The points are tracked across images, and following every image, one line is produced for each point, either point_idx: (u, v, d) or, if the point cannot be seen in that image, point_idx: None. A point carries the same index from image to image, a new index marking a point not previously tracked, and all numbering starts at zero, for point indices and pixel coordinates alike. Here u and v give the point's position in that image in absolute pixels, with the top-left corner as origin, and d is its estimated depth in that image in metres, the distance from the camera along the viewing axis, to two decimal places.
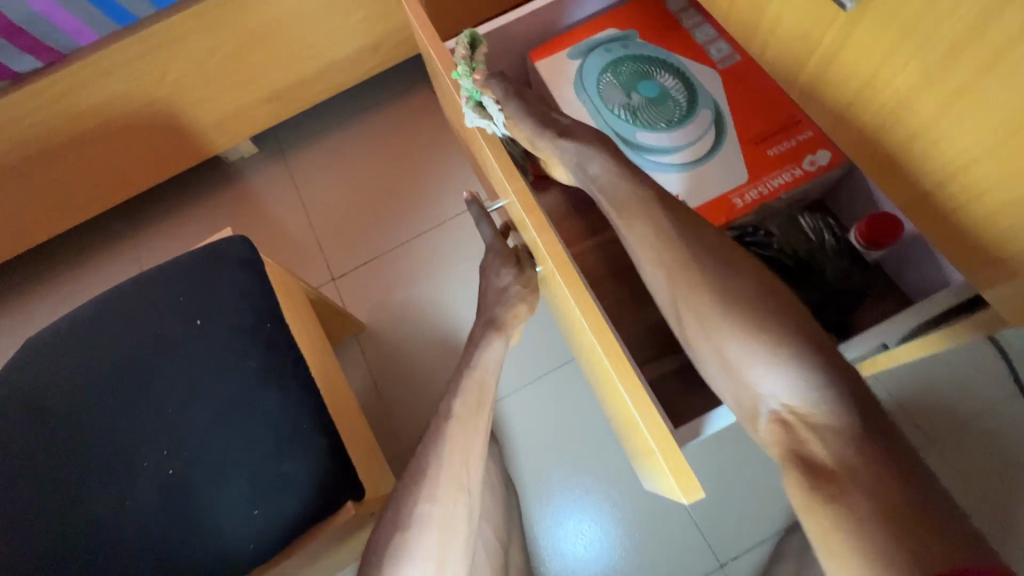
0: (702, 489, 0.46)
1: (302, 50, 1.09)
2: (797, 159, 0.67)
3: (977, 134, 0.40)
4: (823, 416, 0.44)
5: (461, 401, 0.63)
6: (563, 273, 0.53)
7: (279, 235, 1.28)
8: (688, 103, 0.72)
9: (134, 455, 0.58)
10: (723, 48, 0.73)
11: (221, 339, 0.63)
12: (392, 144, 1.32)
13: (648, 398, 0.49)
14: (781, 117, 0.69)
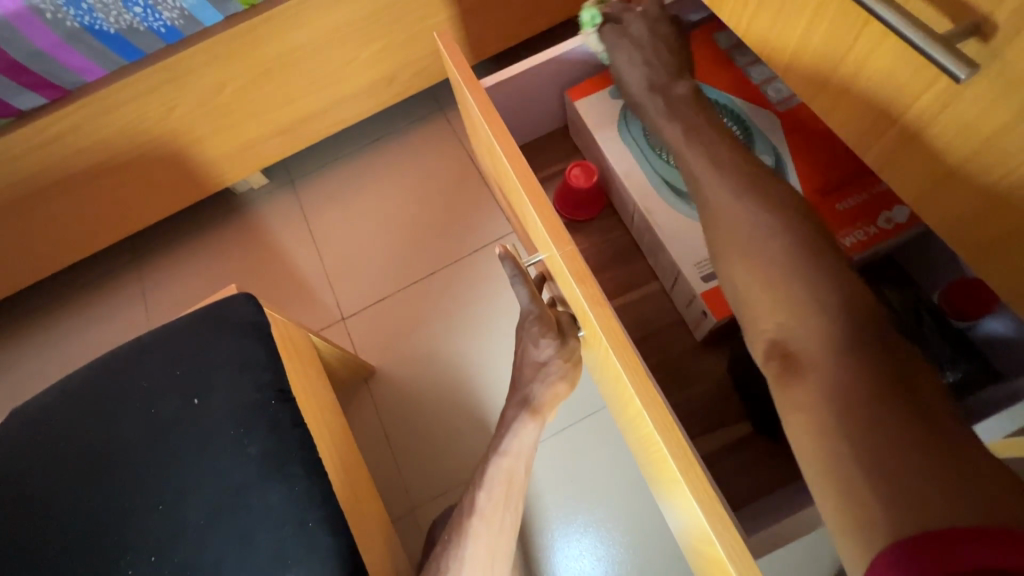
0: None
1: (315, 84, 1.04)
2: (872, 214, 0.60)
3: None
4: (806, 318, 0.40)
5: (495, 485, 0.55)
6: (618, 353, 0.47)
7: (290, 270, 1.22)
8: (745, 151, 0.65)
9: (119, 557, 0.51)
10: (784, 89, 0.66)
11: (217, 420, 0.56)
12: (410, 175, 1.26)
13: (723, 513, 0.41)
14: (852, 168, 0.61)
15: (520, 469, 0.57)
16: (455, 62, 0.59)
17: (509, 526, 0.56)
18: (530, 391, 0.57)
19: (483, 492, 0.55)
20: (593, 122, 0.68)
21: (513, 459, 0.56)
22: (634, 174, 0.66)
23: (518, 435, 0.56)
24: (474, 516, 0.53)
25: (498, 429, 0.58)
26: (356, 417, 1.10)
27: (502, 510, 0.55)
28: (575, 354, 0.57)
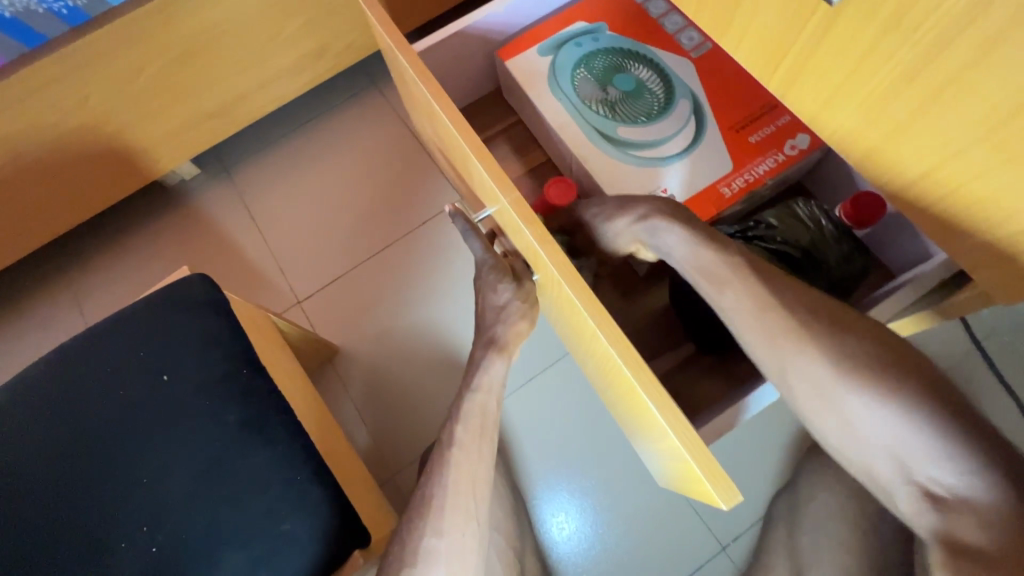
0: (736, 490, 0.45)
1: (240, 63, 1.01)
2: (779, 144, 0.67)
3: (954, 131, 0.39)
4: (976, 492, 0.43)
5: (471, 418, 0.58)
6: (568, 281, 0.50)
7: (238, 259, 1.20)
8: (666, 95, 0.70)
9: (106, 536, 0.51)
10: (695, 35, 0.71)
11: (187, 395, 0.56)
12: (349, 153, 1.25)
13: (675, 407, 0.46)
14: (758, 104, 0.68)
15: (492, 404, 0.60)
16: (384, 26, 0.60)
17: (488, 455, 0.59)
18: (495, 334, 0.60)
19: (460, 425, 0.58)
20: (525, 78, 0.71)
21: (486, 394, 0.59)
22: (568, 126, 0.69)
23: (487, 372, 0.59)
24: (454, 448, 0.57)
25: (467, 371, 0.61)
26: (326, 396, 1.10)
27: (480, 440, 0.58)
28: (532, 296, 0.60)
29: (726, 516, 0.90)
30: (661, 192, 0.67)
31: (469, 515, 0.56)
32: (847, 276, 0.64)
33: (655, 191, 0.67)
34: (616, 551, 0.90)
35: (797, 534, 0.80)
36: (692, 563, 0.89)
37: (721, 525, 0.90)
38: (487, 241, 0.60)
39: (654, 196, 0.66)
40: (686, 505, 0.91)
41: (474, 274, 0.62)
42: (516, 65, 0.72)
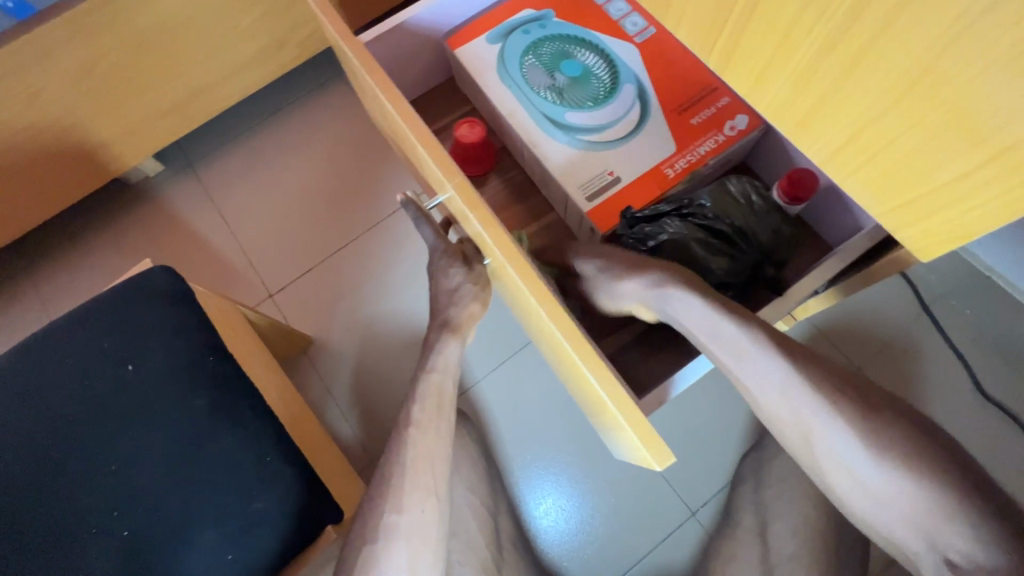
0: (669, 452, 0.47)
1: (199, 55, 1.00)
2: (719, 124, 0.70)
3: (868, 103, 0.42)
4: (999, 563, 0.45)
5: (428, 399, 0.61)
6: (510, 261, 0.53)
7: (207, 254, 1.19)
8: (612, 80, 0.73)
9: (81, 521, 0.53)
10: (639, 22, 0.74)
11: (157, 383, 0.58)
12: (314, 144, 1.25)
13: (613, 379, 0.49)
14: (699, 86, 0.72)
15: (449, 385, 0.63)
16: (330, 20, 0.61)
17: (445, 433, 0.62)
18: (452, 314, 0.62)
19: (417, 404, 0.61)
20: (476, 67, 0.74)
21: (443, 374, 0.62)
22: (517, 112, 0.72)
23: (442, 352, 0.62)
24: (413, 426, 0.60)
25: (424, 352, 0.63)
26: (302, 386, 1.11)
27: (437, 418, 0.61)
28: (485, 278, 0.63)
29: (693, 483, 0.91)
30: (609, 174, 0.70)
31: (430, 489, 0.59)
32: (776, 245, 0.69)
33: (602, 174, 0.70)
34: (590, 523, 0.89)
35: (760, 491, 0.84)
36: (663, 529, 0.89)
37: (690, 492, 0.91)
38: (439, 230, 0.63)
39: (602, 179, 0.70)
40: (656, 476, 0.91)
41: (429, 259, 0.65)
42: (467, 55, 0.74)
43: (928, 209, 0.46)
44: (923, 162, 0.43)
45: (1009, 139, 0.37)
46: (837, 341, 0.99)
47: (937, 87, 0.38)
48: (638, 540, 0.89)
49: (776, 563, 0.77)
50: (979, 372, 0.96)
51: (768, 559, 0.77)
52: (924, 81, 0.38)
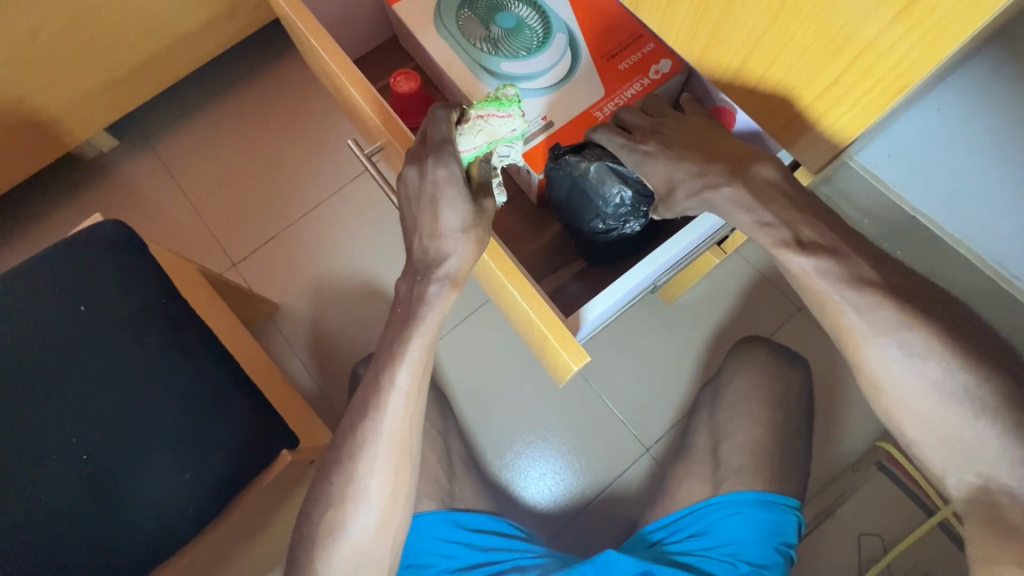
0: (583, 351, 0.52)
1: (148, 25, 0.99)
2: (645, 70, 0.73)
3: (754, 22, 0.50)
4: None
5: (432, 297, 0.54)
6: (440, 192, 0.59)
7: (167, 227, 1.19)
8: (544, 30, 0.75)
9: (43, 455, 0.55)
10: None
11: (113, 326, 0.61)
12: (270, 112, 1.26)
13: (536, 294, 0.54)
14: (628, 34, 0.74)
15: (454, 292, 0.55)
16: None
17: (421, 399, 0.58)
18: (435, 217, 0.54)
19: (400, 371, 0.54)
20: (416, 22, 0.77)
21: (457, 287, 0.55)
22: (454, 63, 0.75)
23: (452, 256, 0.53)
24: (394, 391, 0.55)
25: (415, 280, 0.55)
26: (269, 350, 1.13)
27: (415, 391, 0.56)
28: None
29: (647, 420, 0.95)
30: (542, 119, 0.73)
31: (400, 441, 0.57)
32: None
33: (536, 119, 0.73)
34: (574, 471, 0.94)
35: (715, 416, 0.86)
36: (621, 465, 0.94)
37: (645, 430, 0.95)
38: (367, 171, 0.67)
39: (535, 123, 0.72)
40: (614, 420, 0.96)
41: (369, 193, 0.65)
42: (405, 11, 0.77)
43: (815, 116, 0.54)
44: (803, 70, 0.50)
45: (864, 43, 0.44)
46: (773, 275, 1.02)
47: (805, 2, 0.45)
48: (603, 478, 0.94)
49: (725, 476, 0.78)
50: None
51: (718, 472, 0.79)
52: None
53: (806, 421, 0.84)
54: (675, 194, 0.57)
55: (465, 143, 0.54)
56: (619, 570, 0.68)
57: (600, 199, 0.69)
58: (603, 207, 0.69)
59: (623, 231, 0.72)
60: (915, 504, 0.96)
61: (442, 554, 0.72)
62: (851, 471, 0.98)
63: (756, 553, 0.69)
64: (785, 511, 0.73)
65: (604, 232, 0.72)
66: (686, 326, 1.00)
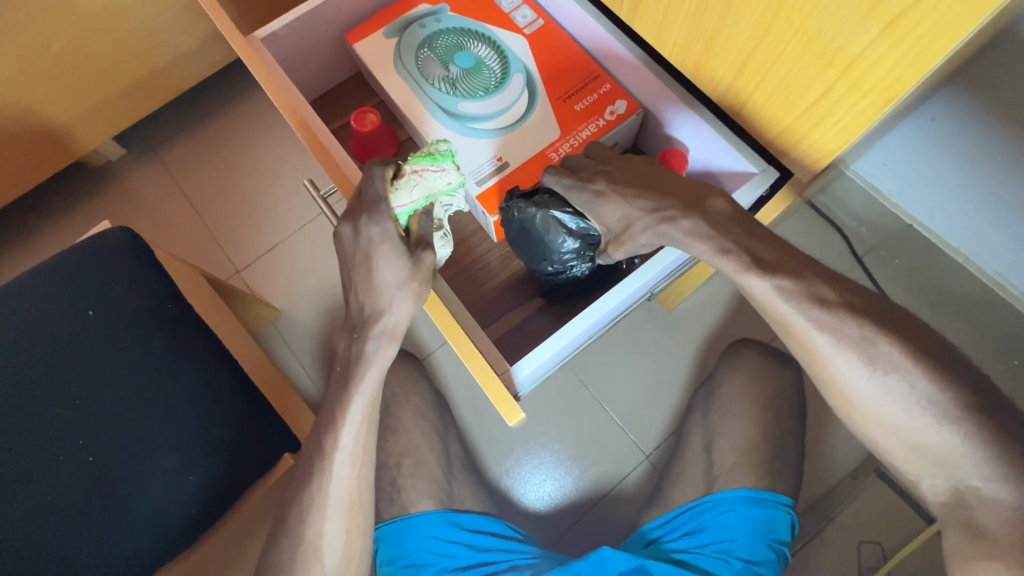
0: (518, 409, 0.55)
1: (155, 38, 1.00)
2: (600, 110, 0.75)
3: (746, 36, 0.52)
4: None
5: (369, 356, 0.52)
6: None
7: (172, 235, 1.21)
8: (502, 71, 0.77)
9: (51, 457, 0.56)
10: (528, 14, 0.79)
11: (119, 331, 0.62)
12: (271, 121, 1.27)
13: (476, 352, 0.57)
14: (584, 75, 0.76)
15: (392, 347, 0.53)
16: (223, 24, 0.70)
17: (370, 459, 0.57)
18: (370, 272, 0.53)
19: (343, 435, 0.53)
20: (412, 35, 0.79)
21: (394, 339, 0.53)
22: (448, 76, 0.77)
23: (389, 312, 0.52)
24: (340, 453, 0.54)
25: (353, 337, 0.54)
26: (272, 356, 1.14)
27: (361, 452, 0.55)
28: None
29: (646, 427, 0.96)
30: (496, 159, 0.74)
31: (352, 502, 0.56)
32: None
33: (490, 160, 0.74)
34: (573, 478, 0.95)
35: (709, 417, 0.87)
36: (621, 473, 0.94)
37: (644, 437, 0.96)
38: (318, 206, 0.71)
39: (489, 164, 0.73)
40: (613, 426, 0.96)
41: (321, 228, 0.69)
42: (401, 26, 0.79)
43: (803, 128, 0.56)
44: (792, 85, 0.52)
45: (851, 56, 0.46)
46: None
47: (793, 17, 0.47)
48: (602, 485, 0.94)
49: (719, 474, 0.78)
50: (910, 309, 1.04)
51: (712, 470, 0.79)
52: (781, 13, 0.47)
53: (798, 421, 0.84)
54: (629, 231, 0.56)
55: (402, 198, 0.54)
56: (614, 568, 0.68)
57: (547, 249, 0.66)
58: (552, 256, 0.67)
59: (572, 275, 0.69)
60: (914, 512, 0.96)
61: (438, 552, 0.73)
62: (850, 479, 0.98)
63: (748, 549, 0.70)
64: (778, 509, 0.74)
65: (556, 277, 0.70)
66: (683, 333, 1.00)
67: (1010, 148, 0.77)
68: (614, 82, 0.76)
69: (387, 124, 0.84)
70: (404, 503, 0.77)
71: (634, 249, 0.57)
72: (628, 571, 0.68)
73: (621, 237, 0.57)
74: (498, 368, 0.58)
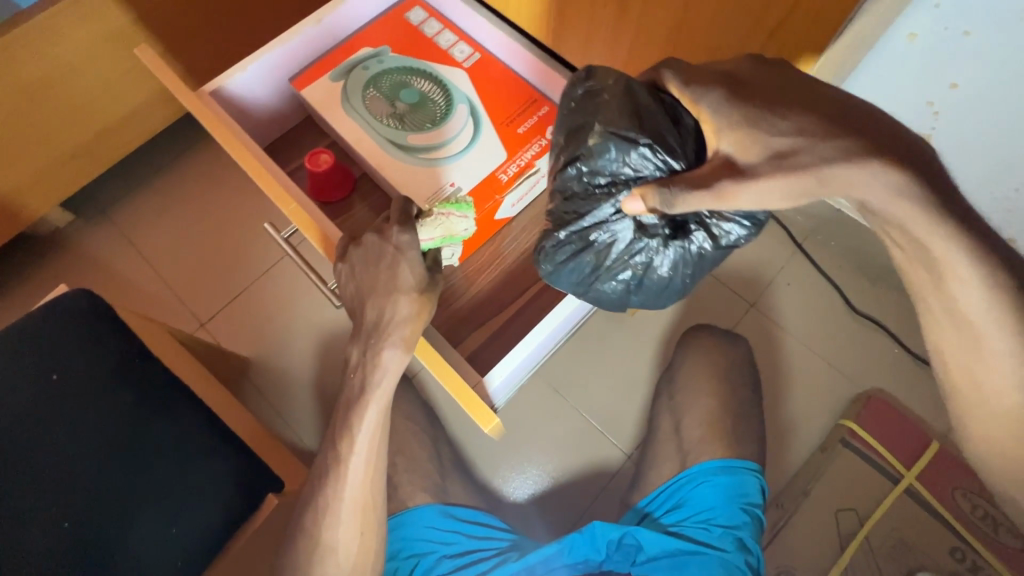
0: (490, 414, 0.57)
1: (99, 100, 1.00)
2: (540, 132, 0.81)
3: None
4: None
5: (384, 363, 0.56)
6: None
7: (131, 295, 1.19)
8: (447, 103, 0.82)
9: (26, 527, 0.55)
10: (465, 49, 0.85)
11: (87, 392, 0.61)
12: (222, 172, 1.27)
13: (445, 361, 0.59)
14: (522, 101, 0.82)
15: (406, 356, 0.57)
16: (170, 80, 0.72)
17: (383, 461, 0.62)
18: (393, 276, 0.58)
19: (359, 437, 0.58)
20: (356, 78, 0.82)
21: (403, 346, 0.56)
22: (395, 113, 0.81)
23: (403, 321, 0.57)
24: (356, 461, 0.59)
25: (368, 343, 0.58)
26: (247, 405, 1.13)
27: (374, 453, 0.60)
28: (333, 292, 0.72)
29: (621, 424, 0.99)
30: (450, 184, 0.78)
31: (365, 505, 0.61)
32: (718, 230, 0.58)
33: (445, 185, 0.78)
34: (557, 480, 0.97)
35: (672, 399, 0.92)
36: (604, 476, 0.97)
37: (620, 434, 0.99)
38: (280, 241, 0.73)
39: (445, 189, 0.77)
40: (590, 429, 0.99)
41: (286, 267, 0.71)
42: (343, 70, 0.83)
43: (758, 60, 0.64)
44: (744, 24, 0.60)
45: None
46: (719, 274, 1.11)
47: None
48: (586, 485, 0.97)
49: (690, 451, 0.83)
50: (849, 285, 1.11)
51: (683, 448, 0.85)
52: None
53: (752, 391, 0.91)
54: (784, 162, 0.45)
55: (426, 232, 0.63)
56: (606, 537, 0.73)
57: (593, 150, 0.57)
58: (590, 162, 0.57)
59: (591, 199, 0.58)
60: (883, 475, 1.01)
61: (438, 541, 0.78)
62: (820, 451, 1.03)
63: (725, 516, 0.76)
64: (747, 475, 0.79)
65: (570, 204, 0.59)
66: (650, 330, 1.05)
67: (921, 121, 0.82)
68: (549, 105, 0.83)
69: (341, 161, 0.86)
70: (400, 499, 0.81)
71: (767, 197, 0.46)
72: (617, 538, 0.74)
73: (778, 159, 0.45)
74: (472, 378, 0.61)
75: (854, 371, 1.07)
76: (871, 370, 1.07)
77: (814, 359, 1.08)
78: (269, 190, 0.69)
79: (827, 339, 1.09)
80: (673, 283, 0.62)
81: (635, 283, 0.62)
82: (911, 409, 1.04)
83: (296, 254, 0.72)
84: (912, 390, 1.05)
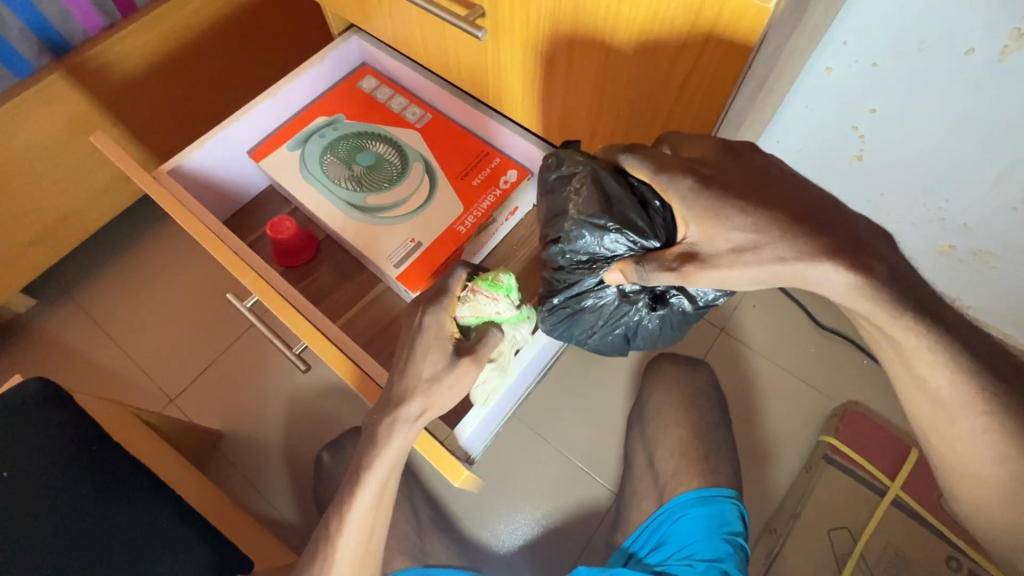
0: (462, 467, 0.56)
1: (59, 187, 1.01)
2: (495, 182, 0.83)
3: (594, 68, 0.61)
4: None
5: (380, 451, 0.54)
6: (310, 339, 0.66)
7: (96, 377, 1.16)
8: (402, 162, 0.85)
9: None
10: (417, 111, 0.89)
11: (42, 484, 0.59)
12: (187, 244, 1.28)
13: None
14: (474, 155, 0.85)
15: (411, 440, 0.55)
16: (127, 165, 0.73)
17: (377, 539, 0.60)
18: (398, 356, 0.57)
19: (352, 519, 0.57)
20: (312, 145, 0.85)
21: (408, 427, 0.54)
22: (351, 177, 0.83)
23: (416, 399, 0.54)
24: (339, 538, 0.57)
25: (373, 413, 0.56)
26: (220, 480, 1.09)
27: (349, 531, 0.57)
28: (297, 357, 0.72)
29: (605, 461, 0.98)
30: (410, 240, 0.80)
31: None
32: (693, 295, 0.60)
33: (405, 241, 0.80)
34: (547, 526, 0.94)
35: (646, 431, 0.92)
36: (594, 517, 0.95)
37: (605, 471, 0.97)
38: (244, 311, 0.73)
39: (404, 245, 0.79)
40: (575, 469, 0.98)
41: (251, 337, 0.70)
42: (300, 139, 0.86)
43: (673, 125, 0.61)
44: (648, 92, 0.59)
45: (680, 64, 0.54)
46: None
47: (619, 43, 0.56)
48: (577, 528, 0.94)
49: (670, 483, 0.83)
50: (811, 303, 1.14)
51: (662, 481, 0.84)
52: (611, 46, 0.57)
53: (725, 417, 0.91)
54: (742, 257, 0.46)
55: (463, 309, 0.58)
56: None
57: (570, 235, 0.57)
58: (569, 245, 0.57)
59: (574, 273, 0.59)
60: (868, 490, 1.01)
61: None
62: (804, 471, 1.03)
63: (707, 548, 0.75)
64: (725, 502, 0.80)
65: (560, 275, 0.60)
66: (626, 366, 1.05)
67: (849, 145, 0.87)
68: (502, 156, 0.86)
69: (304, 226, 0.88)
70: None
71: (723, 282, 0.48)
72: None
73: (737, 253, 0.46)
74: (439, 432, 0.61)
75: (825, 386, 1.09)
76: (840, 383, 1.08)
77: (786, 378, 1.09)
78: (231, 265, 0.70)
79: (796, 358, 1.11)
80: (664, 332, 0.64)
81: (630, 334, 0.65)
82: (884, 419, 1.06)
83: (260, 322, 0.72)
84: (883, 400, 1.07)
